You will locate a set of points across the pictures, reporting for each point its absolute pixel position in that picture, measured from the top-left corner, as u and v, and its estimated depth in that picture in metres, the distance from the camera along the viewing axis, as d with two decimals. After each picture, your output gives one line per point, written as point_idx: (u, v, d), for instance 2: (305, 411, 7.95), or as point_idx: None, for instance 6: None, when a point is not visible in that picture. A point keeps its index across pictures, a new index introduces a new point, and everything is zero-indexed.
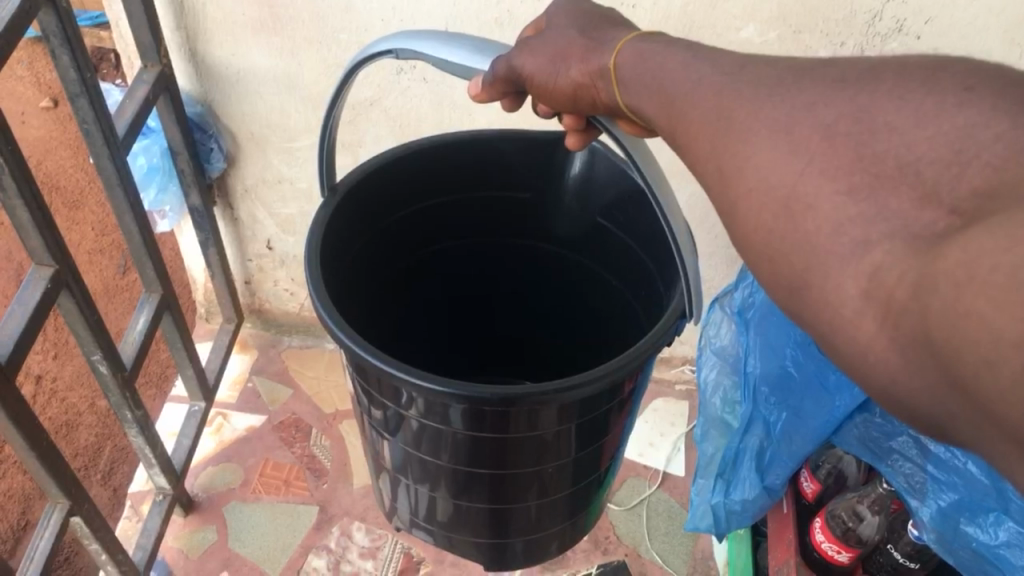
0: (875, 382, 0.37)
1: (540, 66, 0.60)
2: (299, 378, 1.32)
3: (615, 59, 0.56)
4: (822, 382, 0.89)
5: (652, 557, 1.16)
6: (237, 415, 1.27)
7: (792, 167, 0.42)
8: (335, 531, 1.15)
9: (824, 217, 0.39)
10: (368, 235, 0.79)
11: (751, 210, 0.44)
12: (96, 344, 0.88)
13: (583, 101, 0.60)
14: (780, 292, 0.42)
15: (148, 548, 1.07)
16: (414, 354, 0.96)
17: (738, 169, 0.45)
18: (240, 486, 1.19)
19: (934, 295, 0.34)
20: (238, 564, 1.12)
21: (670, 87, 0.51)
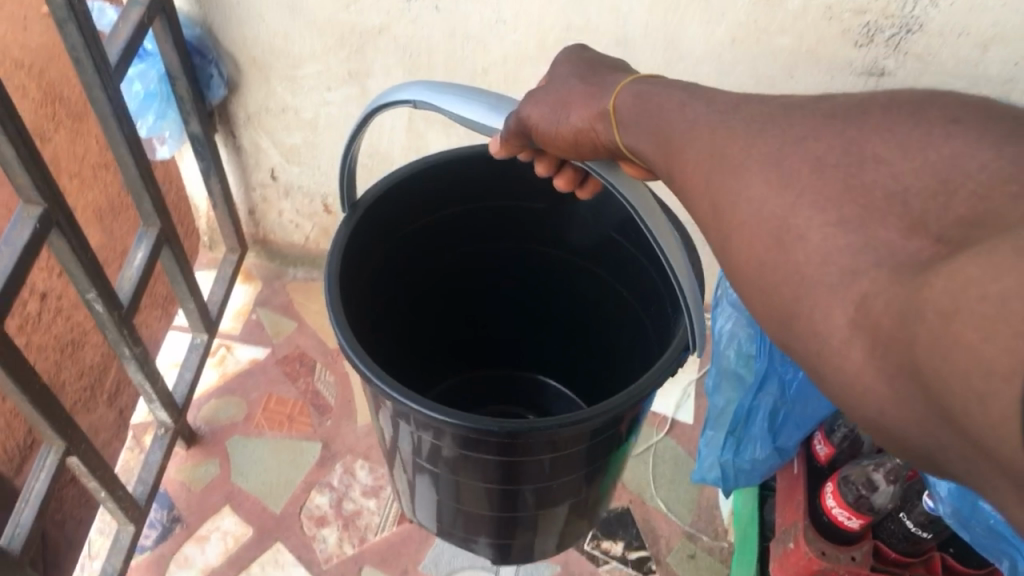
0: (864, 414, 0.40)
1: (543, 114, 0.61)
2: (304, 311, 1.28)
3: (614, 101, 0.57)
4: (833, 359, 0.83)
5: (656, 505, 1.15)
6: (241, 346, 1.24)
7: (784, 201, 0.44)
8: (338, 468, 1.15)
9: (815, 248, 0.42)
10: (381, 249, 0.76)
11: (745, 242, 0.46)
12: (87, 277, 0.84)
13: (585, 147, 0.60)
14: (773, 321, 0.45)
15: (149, 482, 1.06)
16: (418, 354, 0.94)
17: (731, 204, 0.47)
18: (243, 420, 1.18)
19: (921, 325, 0.35)
20: (240, 498, 1.13)
21: (668, 123, 0.52)
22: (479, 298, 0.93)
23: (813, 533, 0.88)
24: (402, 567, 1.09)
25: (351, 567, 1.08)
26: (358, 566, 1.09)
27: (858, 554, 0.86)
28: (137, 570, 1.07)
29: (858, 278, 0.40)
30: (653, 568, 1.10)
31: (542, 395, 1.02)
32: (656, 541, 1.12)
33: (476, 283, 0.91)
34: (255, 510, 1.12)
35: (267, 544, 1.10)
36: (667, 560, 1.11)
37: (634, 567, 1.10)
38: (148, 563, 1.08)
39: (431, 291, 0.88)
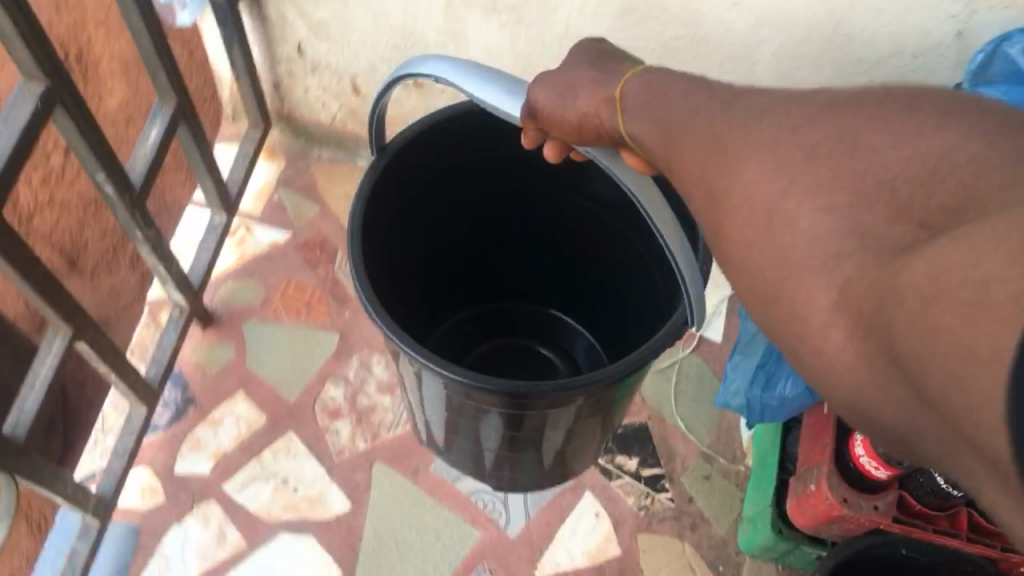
0: (842, 396, 0.39)
1: (550, 99, 0.59)
2: (326, 196, 1.23)
3: (621, 88, 0.54)
4: None
5: (675, 423, 1.12)
6: (261, 228, 1.20)
7: (774, 184, 0.42)
8: (354, 361, 1.13)
9: (804, 231, 0.40)
10: (403, 193, 0.76)
11: (736, 223, 0.44)
12: (94, 156, 0.79)
13: (591, 134, 0.58)
14: (766, 313, 0.43)
15: (163, 362, 1.04)
16: (436, 295, 0.95)
17: (724, 188, 0.45)
18: (260, 305, 1.16)
19: (900, 308, 0.34)
20: (255, 384, 1.12)
21: (669, 115, 0.50)
22: (500, 241, 0.93)
23: (837, 478, 0.84)
24: (414, 466, 1.09)
25: (362, 463, 1.08)
26: (368, 462, 1.08)
27: (882, 503, 0.84)
28: (149, 449, 1.07)
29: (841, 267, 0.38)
30: (667, 487, 1.08)
31: (552, 335, 1.02)
32: (671, 459, 1.10)
33: (498, 225, 0.90)
34: (269, 398, 1.11)
35: (279, 433, 1.09)
36: (681, 479, 1.09)
37: (647, 484, 1.08)
38: (161, 442, 1.08)
39: (452, 230, 0.88)
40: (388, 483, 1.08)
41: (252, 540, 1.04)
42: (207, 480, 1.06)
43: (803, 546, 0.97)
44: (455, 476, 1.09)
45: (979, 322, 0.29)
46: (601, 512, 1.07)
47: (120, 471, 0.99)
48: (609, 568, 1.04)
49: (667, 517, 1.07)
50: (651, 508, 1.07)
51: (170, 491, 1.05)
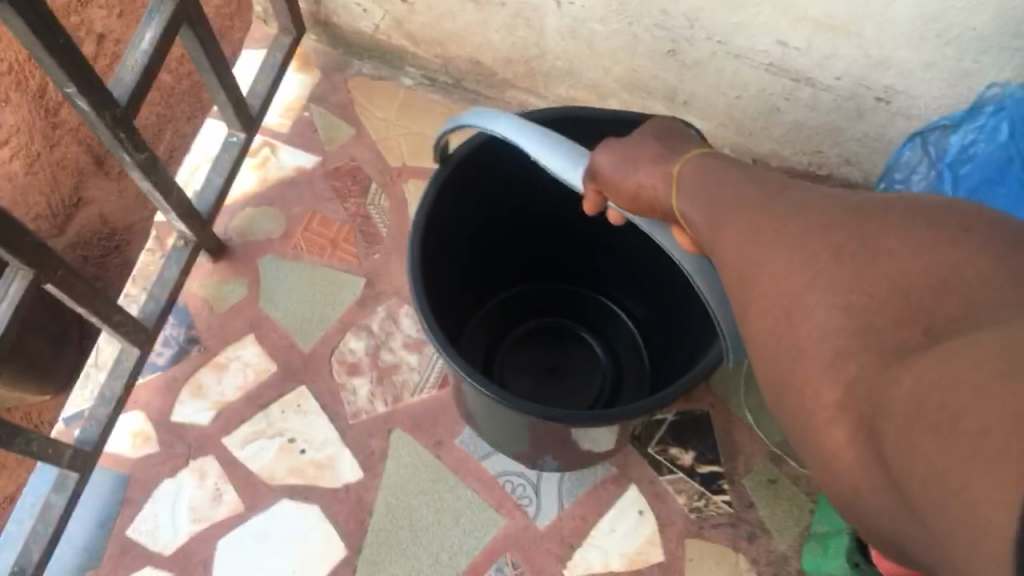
0: (841, 494, 0.41)
1: (611, 165, 0.59)
2: (364, 118, 1.07)
3: (678, 170, 0.54)
4: None
5: (742, 415, 0.97)
6: (287, 149, 1.06)
7: (799, 278, 0.43)
8: (380, 312, 0.99)
9: (816, 327, 0.41)
10: (463, 195, 0.80)
11: (764, 296, 0.44)
12: (55, 64, 0.67)
13: (644, 207, 0.58)
14: (783, 405, 0.43)
15: (161, 300, 0.92)
16: (485, 279, 0.94)
17: (755, 275, 0.45)
18: (280, 238, 1.02)
19: (887, 419, 0.35)
20: (267, 329, 0.99)
21: (718, 200, 0.50)
22: (556, 236, 0.94)
23: None
24: (437, 437, 0.95)
25: (379, 428, 0.95)
26: (386, 428, 0.95)
27: None
28: (145, 391, 0.96)
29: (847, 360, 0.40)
30: (724, 488, 0.94)
31: (597, 318, 1.00)
32: (733, 457, 0.95)
33: (553, 221, 0.92)
34: (281, 346, 0.98)
35: (290, 386, 0.97)
36: (742, 481, 0.94)
37: (701, 483, 0.94)
38: (159, 384, 0.97)
39: (508, 224, 0.90)
40: (406, 454, 0.94)
41: (251, 505, 0.92)
42: (207, 431, 0.95)
43: None
44: (483, 453, 0.95)
45: (951, 448, 0.30)
46: (646, 510, 0.93)
47: (105, 420, 0.88)
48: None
49: (721, 523, 0.92)
50: (704, 512, 0.93)
51: (165, 440, 0.95)
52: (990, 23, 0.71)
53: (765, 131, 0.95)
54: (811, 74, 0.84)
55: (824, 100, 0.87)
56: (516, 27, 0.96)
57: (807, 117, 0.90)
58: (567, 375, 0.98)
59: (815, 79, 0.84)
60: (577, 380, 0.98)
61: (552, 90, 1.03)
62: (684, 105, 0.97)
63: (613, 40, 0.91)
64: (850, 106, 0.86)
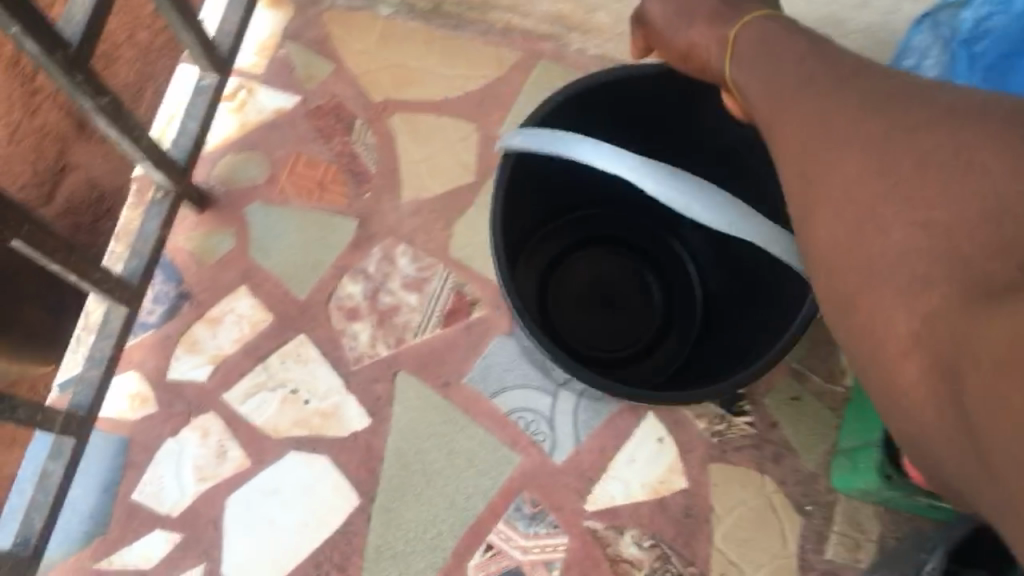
0: (905, 429, 0.41)
1: (665, 15, 0.64)
2: (342, 51, 1.02)
3: (736, 32, 0.57)
4: None
5: None
6: (264, 91, 1.01)
7: (879, 185, 0.43)
8: (376, 253, 0.95)
9: (892, 242, 0.41)
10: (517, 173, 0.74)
11: (830, 219, 0.45)
12: None
13: (694, 62, 0.63)
14: (831, 296, 0.45)
15: (144, 254, 0.89)
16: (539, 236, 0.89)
17: (820, 176, 0.46)
18: (265, 184, 0.98)
19: (965, 357, 0.36)
20: (259, 279, 0.95)
21: (782, 79, 0.50)
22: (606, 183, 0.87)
23: None
24: (444, 378, 0.91)
25: (384, 373, 0.92)
26: (391, 372, 0.92)
27: None
28: (138, 350, 0.93)
29: (919, 257, 0.40)
30: (746, 410, 0.89)
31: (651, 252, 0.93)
32: None
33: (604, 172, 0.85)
34: (276, 295, 0.94)
35: (288, 334, 0.93)
36: (763, 401, 0.90)
37: (721, 406, 0.89)
38: (153, 342, 0.93)
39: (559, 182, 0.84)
40: (413, 398, 0.91)
41: (258, 459, 0.90)
42: (206, 388, 0.92)
43: (915, 496, 0.78)
44: (493, 391, 0.91)
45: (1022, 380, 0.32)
46: (665, 437, 0.89)
47: (97, 382, 0.85)
48: (673, 505, 0.87)
49: (745, 446, 0.89)
50: (726, 436, 0.89)
51: (163, 399, 0.92)
52: None
53: None
54: None
55: None
56: None
57: (807, 11, 0.83)
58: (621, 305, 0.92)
59: None
60: (630, 316, 0.92)
61: (537, 6, 0.97)
62: None
63: None
64: None
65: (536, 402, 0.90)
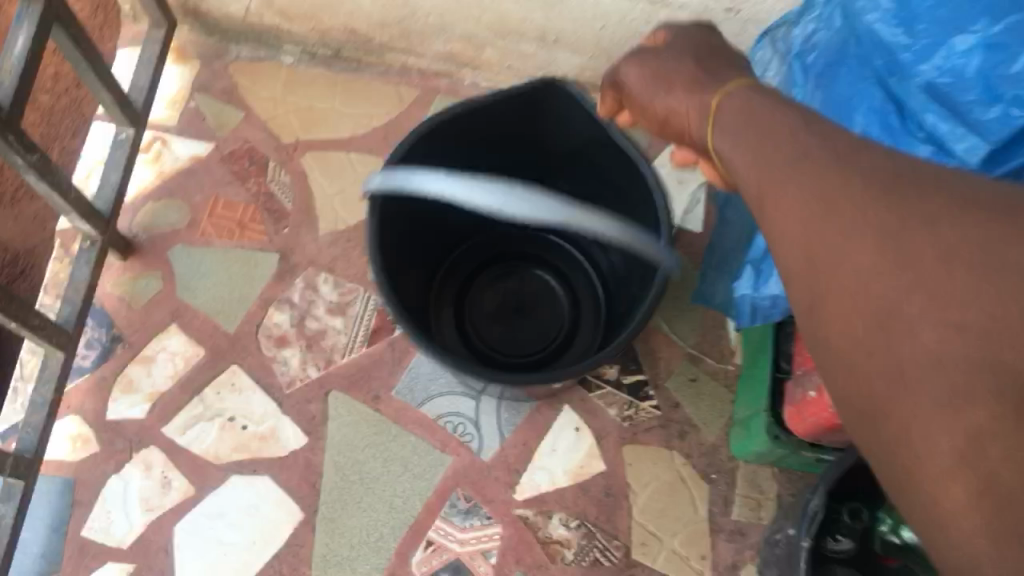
0: (951, 559, 0.37)
1: (642, 84, 0.59)
2: (250, 99, 1.09)
3: (718, 101, 0.52)
4: (990, 82, 0.64)
5: (657, 325, 1.02)
6: (178, 141, 1.07)
7: (892, 284, 0.39)
8: (298, 283, 1.01)
9: (925, 345, 0.37)
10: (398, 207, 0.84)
11: (848, 324, 0.40)
12: None
13: (668, 129, 0.58)
14: (851, 408, 0.40)
15: (77, 301, 0.93)
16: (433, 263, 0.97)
17: (832, 274, 0.41)
18: (186, 228, 1.03)
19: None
20: (189, 316, 1.00)
21: (768, 147, 0.46)
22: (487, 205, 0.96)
23: None
24: (373, 392, 0.98)
25: (316, 393, 0.98)
26: (323, 391, 0.98)
27: None
28: (76, 394, 0.97)
29: (945, 368, 0.37)
30: (651, 394, 0.99)
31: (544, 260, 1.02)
32: (655, 363, 1.00)
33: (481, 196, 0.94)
34: (206, 330, 1.00)
35: (222, 366, 0.99)
36: (666, 385, 1.00)
37: (629, 393, 0.99)
38: (89, 386, 0.97)
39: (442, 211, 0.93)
40: (346, 414, 0.97)
41: (202, 486, 0.94)
42: (145, 424, 0.96)
43: (802, 452, 0.87)
44: (420, 400, 0.98)
45: None
46: (582, 427, 0.98)
47: (41, 426, 0.89)
48: (593, 486, 0.96)
49: (653, 426, 0.98)
50: (636, 419, 0.98)
51: (104, 439, 0.96)
52: None
53: None
54: None
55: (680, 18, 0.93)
56: None
57: None
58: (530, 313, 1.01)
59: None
60: (536, 322, 1.00)
61: (430, 46, 1.06)
62: (555, 42, 1.02)
63: None
64: (703, 19, 0.93)
65: (461, 406, 0.98)
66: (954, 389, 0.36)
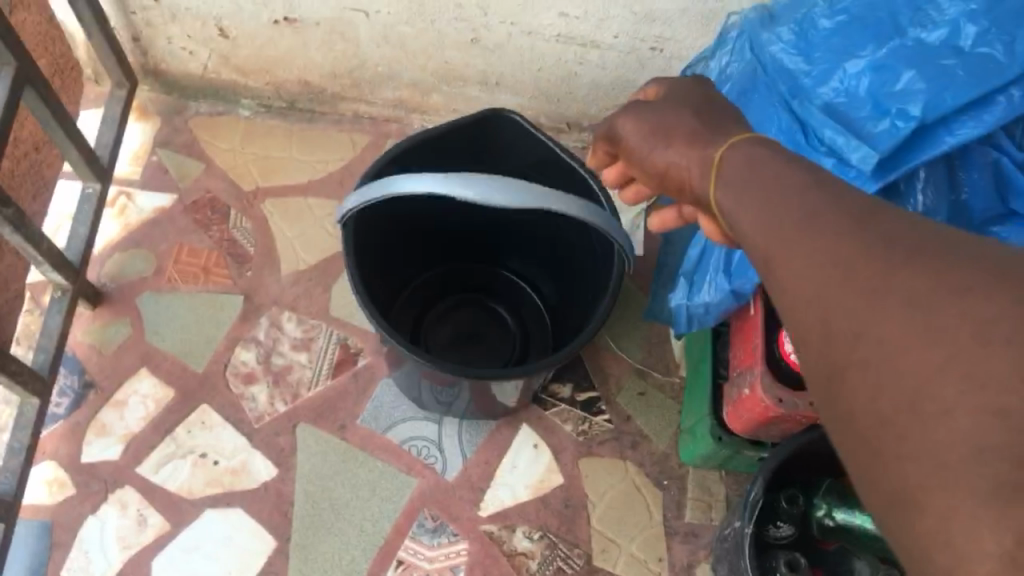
0: None
1: (639, 137, 0.60)
2: (210, 151, 1.15)
3: (722, 153, 0.52)
4: (877, 99, 0.71)
5: (605, 343, 1.08)
6: (143, 194, 1.12)
7: (929, 358, 0.34)
8: (263, 322, 1.06)
9: (959, 432, 0.32)
10: (366, 233, 0.88)
11: (871, 400, 0.36)
12: None
13: (670, 182, 0.58)
14: (877, 497, 0.35)
15: (50, 349, 0.97)
16: (393, 296, 1.02)
17: (852, 342, 0.37)
18: (153, 275, 1.08)
19: None
20: (158, 360, 1.04)
21: (776, 204, 0.45)
22: (440, 238, 1.02)
23: (773, 378, 0.79)
24: (340, 422, 1.03)
25: (285, 426, 1.02)
26: (291, 423, 1.02)
27: None
28: (51, 440, 1.00)
29: (985, 459, 0.31)
30: (603, 409, 1.05)
31: (496, 289, 1.08)
32: (605, 380, 1.07)
33: (436, 228, 1.00)
34: (175, 371, 1.04)
35: (192, 406, 1.03)
36: (617, 399, 1.06)
37: (583, 409, 1.05)
38: (63, 432, 1.01)
39: (400, 245, 0.98)
40: (314, 444, 1.02)
41: (177, 521, 0.98)
42: (119, 465, 1.00)
43: (744, 451, 0.93)
44: (385, 426, 1.03)
45: None
46: (540, 443, 1.03)
47: (18, 470, 0.92)
48: (554, 499, 1.01)
49: (607, 439, 1.04)
50: (590, 433, 1.04)
51: (80, 481, 0.99)
52: None
53: (570, 95, 1.09)
54: (594, 37, 0.98)
55: (610, 58, 1.01)
56: (333, 43, 1.05)
57: (600, 76, 1.05)
58: (481, 337, 1.06)
59: (598, 41, 0.99)
60: (494, 346, 1.05)
61: (379, 94, 1.14)
62: (496, 85, 1.09)
63: (421, 39, 1.02)
64: (632, 59, 1.01)
65: (424, 430, 1.03)
66: (995, 482, 0.31)
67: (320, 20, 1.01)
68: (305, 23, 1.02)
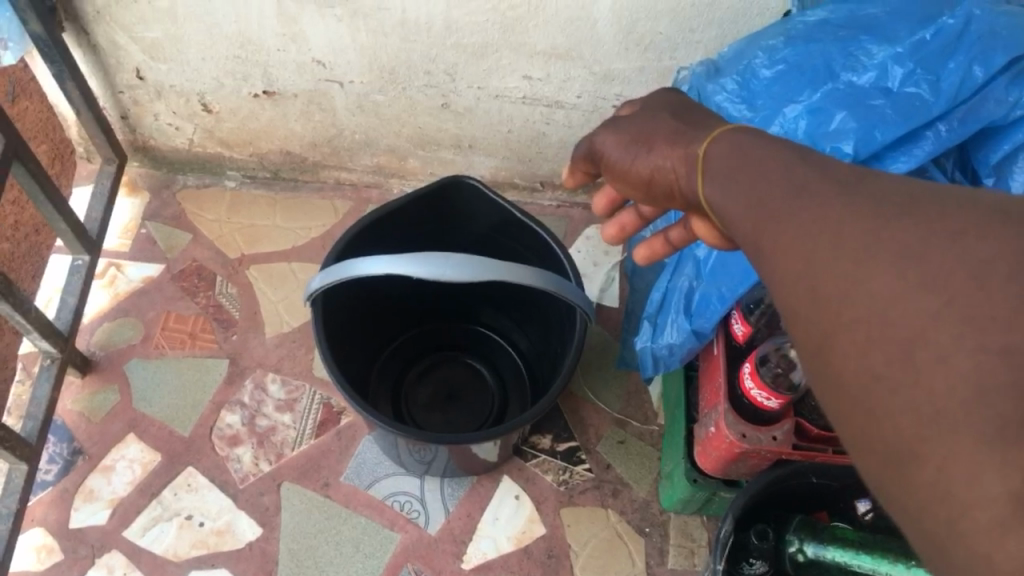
0: None
1: (620, 150, 0.59)
2: (197, 223, 1.19)
3: (705, 148, 0.50)
4: (815, 138, 0.75)
5: (584, 394, 1.11)
6: (132, 265, 1.16)
7: (923, 307, 0.33)
8: (249, 384, 1.09)
9: (959, 375, 0.31)
10: (338, 307, 0.91)
11: (860, 358, 0.35)
12: None
13: (659, 185, 0.56)
14: (874, 458, 0.34)
15: (39, 416, 0.99)
16: (373, 362, 1.05)
17: (840, 300, 0.36)
18: (141, 342, 1.11)
19: None
20: (145, 424, 1.07)
21: (762, 184, 0.44)
22: (412, 302, 1.05)
23: (734, 415, 0.80)
24: (324, 480, 1.04)
25: (270, 485, 1.04)
26: (276, 483, 1.04)
27: (780, 433, 0.79)
28: (39, 507, 1.02)
29: (987, 401, 0.30)
30: (583, 458, 1.07)
31: (473, 346, 1.10)
32: (585, 430, 1.08)
33: (407, 294, 1.03)
34: (162, 436, 1.06)
35: (179, 469, 1.04)
36: (597, 449, 1.07)
37: (564, 459, 1.07)
38: (51, 499, 1.02)
39: (374, 313, 1.01)
40: (299, 502, 1.03)
41: None
42: (107, 529, 1.01)
43: (720, 493, 0.94)
44: (368, 482, 1.04)
45: None
46: (522, 494, 1.04)
47: (6, 537, 0.94)
48: (536, 549, 1.01)
49: (588, 488, 1.05)
50: (571, 482, 1.05)
51: (68, 546, 1.00)
52: (670, 26, 0.91)
53: (541, 155, 1.14)
54: (558, 98, 1.03)
55: (575, 118, 1.06)
56: (312, 113, 1.10)
57: (568, 135, 1.09)
58: (461, 396, 1.08)
59: (563, 101, 1.03)
60: (474, 403, 1.07)
61: (358, 161, 1.19)
62: (470, 148, 1.14)
63: (394, 106, 1.07)
64: (596, 117, 1.06)
65: (407, 485, 1.04)
66: (999, 427, 0.30)
67: (298, 91, 1.06)
68: (283, 95, 1.07)
